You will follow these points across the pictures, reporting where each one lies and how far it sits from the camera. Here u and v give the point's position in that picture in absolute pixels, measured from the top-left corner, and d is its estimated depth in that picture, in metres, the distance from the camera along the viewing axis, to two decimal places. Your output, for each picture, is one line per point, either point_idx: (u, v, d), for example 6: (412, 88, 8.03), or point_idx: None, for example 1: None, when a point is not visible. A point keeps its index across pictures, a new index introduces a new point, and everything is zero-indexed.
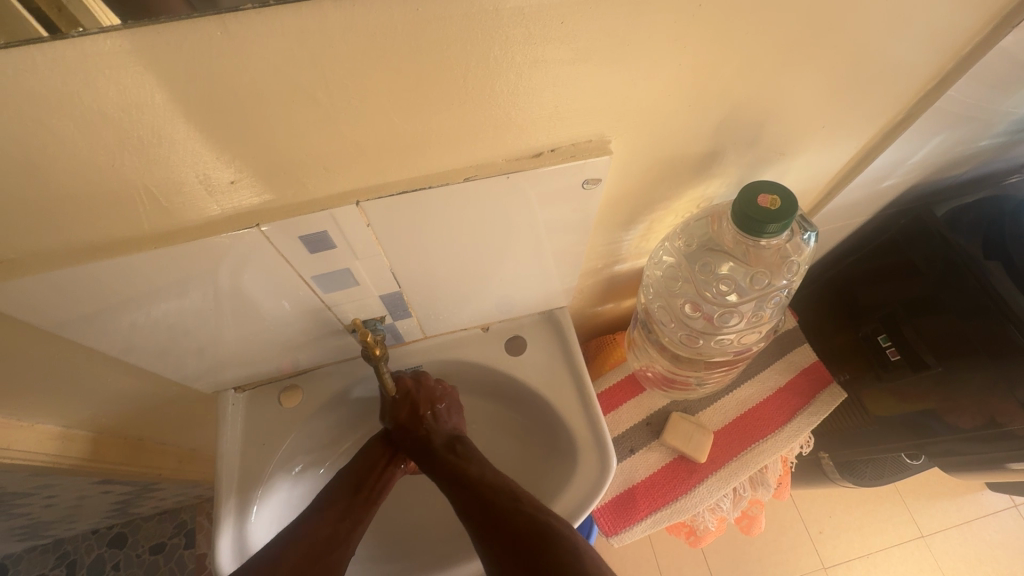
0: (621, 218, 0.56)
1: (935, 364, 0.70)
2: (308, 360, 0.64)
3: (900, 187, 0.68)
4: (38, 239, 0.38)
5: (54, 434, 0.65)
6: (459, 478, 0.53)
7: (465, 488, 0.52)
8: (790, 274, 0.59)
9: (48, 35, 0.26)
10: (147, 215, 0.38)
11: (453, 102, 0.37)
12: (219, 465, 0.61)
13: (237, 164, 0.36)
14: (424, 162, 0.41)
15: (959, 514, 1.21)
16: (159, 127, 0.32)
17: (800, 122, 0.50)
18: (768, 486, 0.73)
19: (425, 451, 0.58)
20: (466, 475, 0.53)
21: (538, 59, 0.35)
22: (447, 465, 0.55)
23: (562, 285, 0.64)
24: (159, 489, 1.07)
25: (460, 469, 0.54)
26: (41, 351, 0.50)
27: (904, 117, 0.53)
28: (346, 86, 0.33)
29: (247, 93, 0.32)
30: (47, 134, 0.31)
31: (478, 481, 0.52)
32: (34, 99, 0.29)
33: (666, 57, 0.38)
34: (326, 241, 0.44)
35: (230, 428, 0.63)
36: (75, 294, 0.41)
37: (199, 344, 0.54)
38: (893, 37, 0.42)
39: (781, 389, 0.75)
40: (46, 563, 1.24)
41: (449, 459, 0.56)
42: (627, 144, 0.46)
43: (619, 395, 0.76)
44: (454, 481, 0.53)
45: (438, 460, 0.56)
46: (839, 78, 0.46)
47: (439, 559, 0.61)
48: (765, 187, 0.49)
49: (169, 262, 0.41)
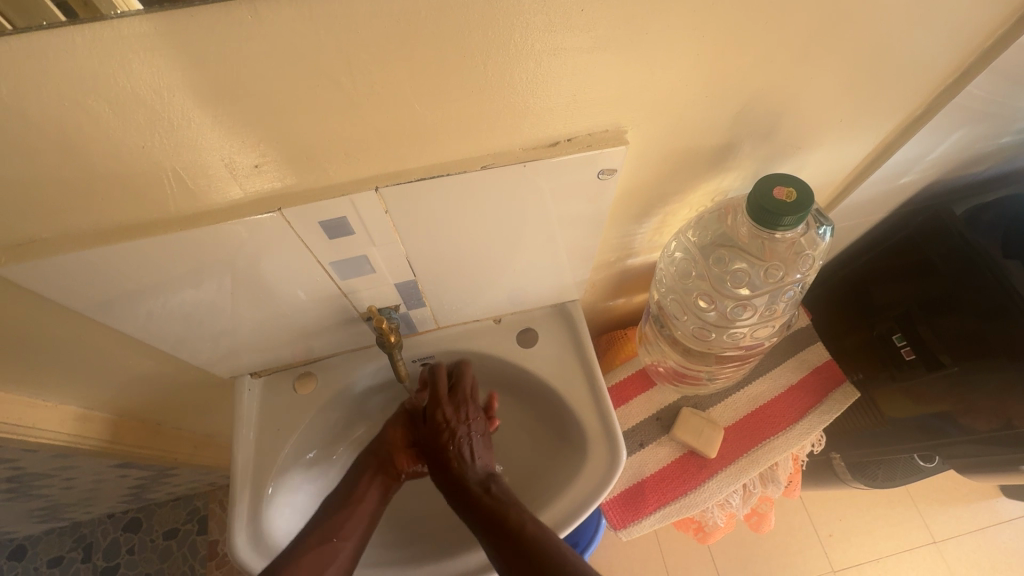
0: (635, 211, 0.57)
1: (951, 363, 0.70)
2: (323, 347, 0.65)
3: (918, 184, 0.67)
4: (69, 219, 0.39)
5: (77, 415, 0.67)
6: (497, 528, 0.53)
7: (503, 540, 0.52)
8: (804, 268, 0.59)
9: (64, 19, 0.27)
10: (173, 197, 0.39)
11: (473, 89, 0.37)
12: (235, 457, 0.62)
13: (260, 147, 0.37)
14: (442, 149, 0.41)
15: (973, 521, 1.19)
16: (189, 109, 0.33)
17: (817, 116, 0.49)
18: (778, 483, 0.72)
19: (460, 493, 0.57)
20: (501, 521, 0.53)
21: (557, 47, 0.36)
22: (483, 512, 0.54)
23: (575, 278, 0.64)
24: (173, 474, 1.09)
25: (497, 519, 0.53)
26: (68, 331, 0.52)
27: (923, 112, 0.53)
28: (370, 72, 0.34)
29: (275, 76, 0.33)
30: (82, 115, 0.32)
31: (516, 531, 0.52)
32: (71, 79, 0.30)
33: (685, 46, 0.38)
34: (345, 227, 0.45)
35: (245, 419, 0.64)
36: (101, 275, 0.43)
37: (217, 328, 0.55)
38: (913, 30, 0.42)
39: (793, 387, 0.74)
40: (64, 545, 1.27)
41: (485, 505, 0.55)
42: (643, 135, 0.46)
43: (629, 389, 0.76)
44: (492, 533, 0.53)
45: (474, 505, 0.56)
46: (858, 70, 0.45)
47: (449, 546, 0.61)
48: (779, 179, 0.49)
49: (193, 245, 0.42)
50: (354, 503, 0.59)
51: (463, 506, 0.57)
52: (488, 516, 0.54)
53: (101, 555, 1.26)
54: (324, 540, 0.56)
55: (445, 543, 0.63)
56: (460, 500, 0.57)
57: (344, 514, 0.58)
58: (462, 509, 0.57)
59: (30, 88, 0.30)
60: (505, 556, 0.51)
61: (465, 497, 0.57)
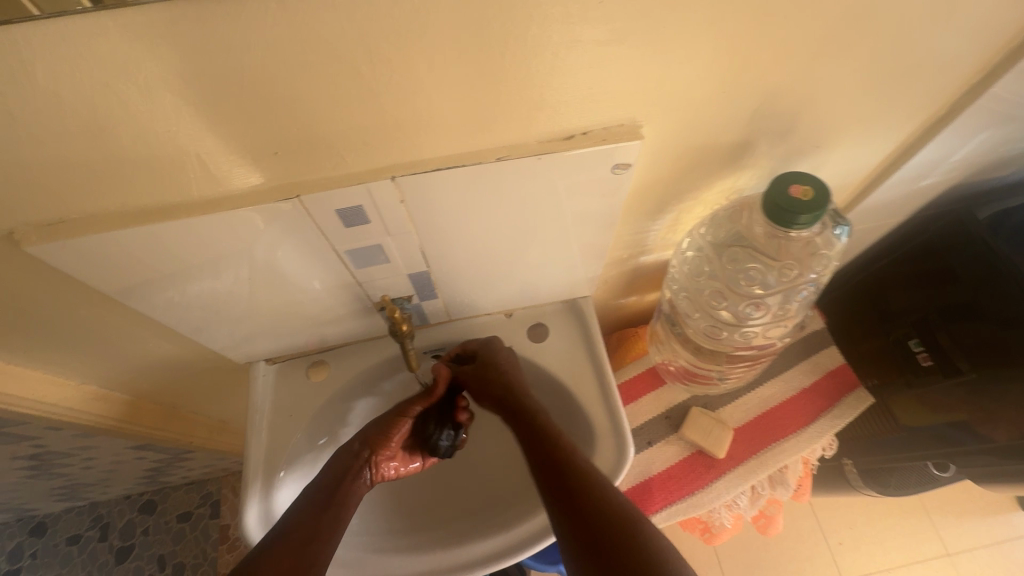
0: (649, 207, 0.57)
1: (969, 370, 0.69)
2: (336, 336, 0.66)
3: (940, 187, 0.66)
4: (97, 201, 0.40)
5: (99, 395, 0.69)
6: (558, 468, 0.51)
7: (560, 480, 0.50)
8: (819, 269, 0.58)
9: (91, 5, 0.28)
10: (196, 181, 0.40)
11: (490, 80, 0.37)
12: (247, 451, 0.63)
13: (279, 134, 0.38)
14: (458, 139, 0.42)
15: (989, 535, 1.17)
16: (212, 94, 0.34)
17: (836, 115, 0.49)
18: (787, 486, 0.72)
19: (528, 428, 0.57)
20: (563, 465, 0.51)
21: (574, 39, 0.36)
22: (546, 451, 0.53)
23: (587, 273, 0.64)
24: (188, 458, 1.11)
25: (563, 459, 0.52)
26: (91, 311, 0.53)
27: (946, 112, 0.52)
28: (390, 63, 0.35)
29: (297, 63, 0.33)
30: (113, 99, 0.33)
31: (577, 475, 0.50)
32: (103, 63, 0.31)
33: (702, 41, 0.38)
34: (361, 216, 0.45)
35: (258, 413, 0.65)
36: (126, 257, 0.44)
37: (234, 314, 0.56)
38: (937, 28, 0.42)
39: (805, 390, 0.74)
40: (83, 524, 1.30)
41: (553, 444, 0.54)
42: (658, 130, 0.46)
43: (638, 388, 0.76)
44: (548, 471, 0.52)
45: (539, 441, 0.55)
46: (879, 69, 0.45)
47: (455, 536, 0.62)
48: (796, 177, 0.48)
49: (214, 231, 0.43)
50: (330, 506, 0.55)
51: (525, 440, 0.56)
52: (551, 455, 0.53)
53: (117, 535, 1.29)
54: (299, 547, 0.51)
55: (451, 532, 0.64)
56: (525, 433, 0.56)
57: (325, 517, 0.54)
58: (525, 442, 0.56)
59: (65, 71, 0.31)
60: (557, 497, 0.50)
61: (531, 433, 0.56)
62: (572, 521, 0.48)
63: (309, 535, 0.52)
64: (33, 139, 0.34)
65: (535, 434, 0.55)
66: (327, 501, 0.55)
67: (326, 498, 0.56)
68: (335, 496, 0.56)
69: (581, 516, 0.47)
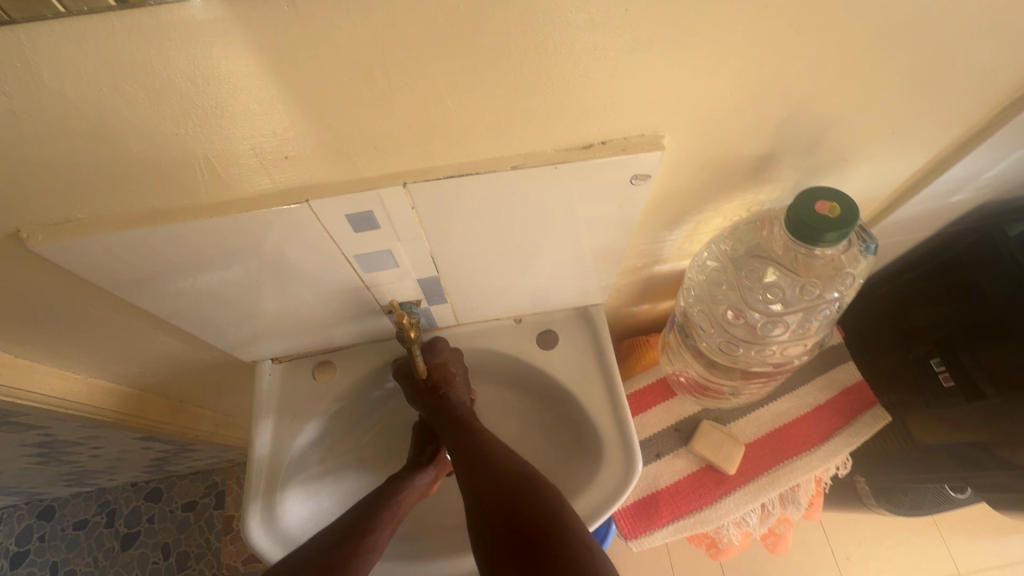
0: (665, 217, 0.55)
1: (993, 394, 0.67)
2: (343, 337, 0.65)
3: (971, 203, 0.63)
4: (102, 202, 0.39)
5: (106, 389, 0.69)
6: (485, 477, 0.49)
7: (488, 490, 0.48)
8: (843, 287, 0.56)
9: (116, 5, 0.27)
10: (205, 184, 0.39)
11: (508, 86, 0.36)
12: (249, 497, 0.60)
13: (288, 138, 0.37)
14: (472, 147, 0.41)
15: (1002, 555, 1.14)
16: (220, 98, 0.33)
17: (866, 128, 0.47)
18: (799, 504, 0.70)
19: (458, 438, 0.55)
20: (491, 473, 0.50)
21: (597, 47, 0.34)
22: (477, 463, 0.51)
23: (600, 282, 0.63)
24: (194, 449, 1.12)
25: (491, 468, 0.50)
26: (98, 308, 0.53)
27: (983, 127, 0.49)
28: (406, 69, 0.33)
29: (308, 68, 0.32)
30: (118, 99, 0.32)
31: (505, 484, 0.48)
32: (111, 65, 0.30)
33: (731, 51, 0.37)
34: (371, 221, 0.44)
35: (258, 454, 0.62)
36: (134, 256, 0.43)
37: (240, 314, 0.55)
38: (980, 40, 0.40)
39: (820, 406, 0.72)
40: (90, 509, 1.32)
41: (481, 454, 0.52)
42: (681, 141, 0.44)
43: (648, 399, 0.74)
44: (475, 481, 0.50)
45: (468, 451, 0.53)
46: (915, 82, 0.43)
47: (458, 544, 0.62)
48: (820, 192, 0.47)
49: (223, 232, 0.42)
50: (387, 521, 0.56)
51: (456, 451, 0.54)
52: (479, 465, 0.51)
53: (123, 521, 1.31)
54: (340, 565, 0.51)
55: (454, 540, 0.63)
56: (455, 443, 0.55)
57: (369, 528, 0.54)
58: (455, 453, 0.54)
59: (68, 71, 0.30)
60: (481, 510, 0.47)
61: (462, 444, 0.54)
62: (497, 536, 0.45)
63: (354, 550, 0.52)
64: (37, 139, 0.33)
65: (466, 445, 0.54)
66: (376, 519, 0.55)
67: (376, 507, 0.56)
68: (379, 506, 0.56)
69: (508, 526, 0.45)
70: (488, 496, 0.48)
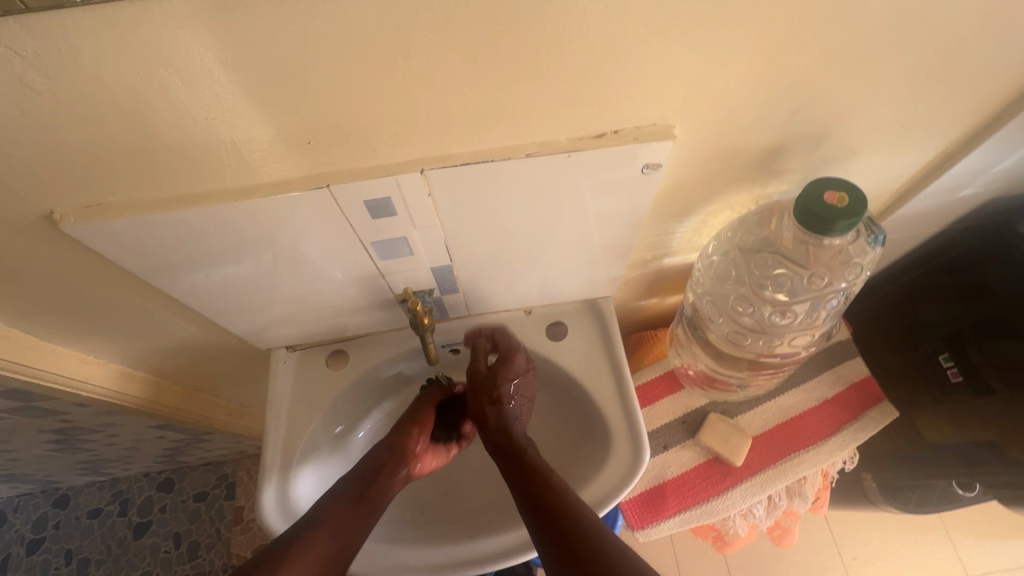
0: (675, 208, 0.56)
1: (1002, 390, 0.67)
2: (356, 326, 0.66)
3: (982, 198, 0.64)
4: (132, 185, 0.41)
5: (125, 373, 0.71)
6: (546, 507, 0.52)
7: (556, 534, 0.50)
8: (850, 277, 0.57)
9: None
10: (230, 168, 0.41)
11: (524, 74, 0.37)
12: (264, 473, 0.62)
13: (312, 123, 0.38)
14: (487, 134, 0.42)
15: (1012, 559, 1.13)
16: (246, 82, 0.34)
17: (875, 121, 0.48)
18: (805, 498, 0.71)
19: (521, 476, 0.56)
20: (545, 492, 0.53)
21: (611, 37, 0.36)
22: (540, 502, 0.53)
23: (609, 273, 0.63)
24: (207, 440, 1.14)
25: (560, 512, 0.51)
26: (122, 292, 0.54)
27: (992, 120, 0.50)
28: (425, 56, 0.34)
29: (332, 55, 0.33)
30: (153, 84, 0.33)
31: (572, 528, 0.50)
32: (148, 50, 0.31)
33: (742, 42, 0.38)
34: (388, 208, 0.45)
35: (274, 434, 0.64)
36: (162, 240, 0.45)
37: (258, 300, 0.56)
38: (989, 33, 0.40)
39: (827, 401, 0.72)
40: (104, 498, 1.34)
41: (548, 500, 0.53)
42: (691, 131, 0.45)
43: (655, 391, 0.75)
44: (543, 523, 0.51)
45: (533, 493, 0.54)
46: (924, 75, 0.43)
47: (468, 530, 0.63)
48: (830, 183, 0.47)
49: (244, 217, 0.44)
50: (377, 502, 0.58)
51: (521, 485, 0.56)
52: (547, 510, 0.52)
53: (136, 511, 1.33)
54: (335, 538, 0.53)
55: (464, 527, 0.64)
56: (520, 482, 0.56)
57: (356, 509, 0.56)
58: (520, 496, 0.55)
59: (108, 55, 0.31)
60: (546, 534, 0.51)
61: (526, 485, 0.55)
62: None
63: (348, 524, 0.54)
64: (73, 122, 0.35)
65: (530, 477, 0.56)
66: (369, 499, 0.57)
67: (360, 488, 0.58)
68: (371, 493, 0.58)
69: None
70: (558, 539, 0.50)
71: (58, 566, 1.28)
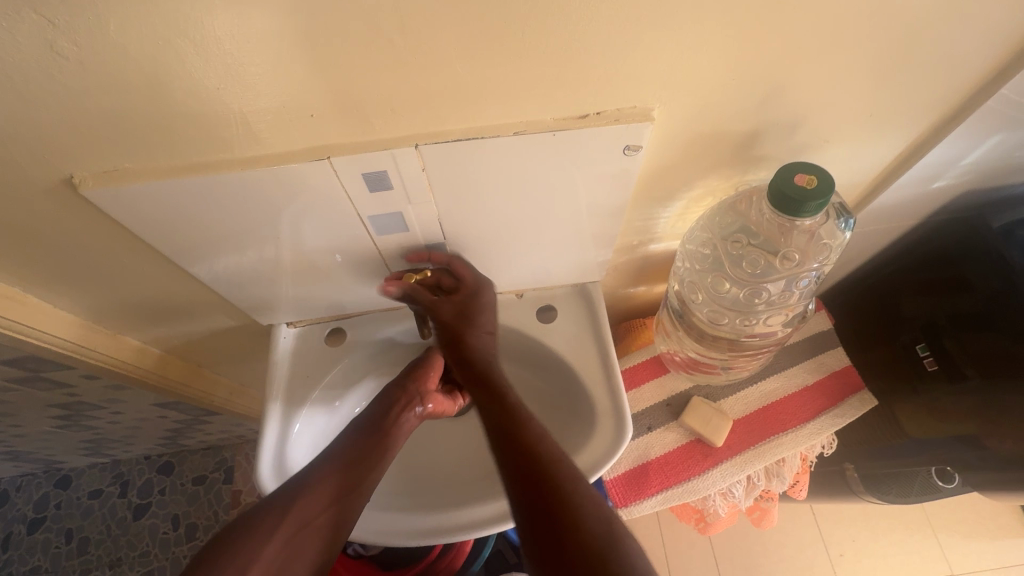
0: (657, 193, 0.59)
1: (973, 376, 0.70)
2: (354, 304, 0.69)
3: (956, 191, 0.66)
4: (148, 152, 0.44)
5: (131, 344, 0.74)
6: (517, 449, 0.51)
7: (527, 472, 0.49)
8: (821, 260, 0.60)
9: None
10: (239, 138, 0.44)
11: (511, 53, 0.40)
12: (262, 446, 0.64)
13: (314, 96, 0.41)
14: (478, 112, 0.45)
15: (996, 558, 1.15)
16: (255, 54, 0.37)
17: (845, 110, 0.51)
18: (783, 479, 0.73)
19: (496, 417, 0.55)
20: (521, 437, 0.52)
21: (593, 19, 0.38)
22: (513, 440, 0.52)
23: (598, 257, 0.66)
24: (208, 422, 1.17)
25: (542, 472, 0.49)
26: (132, 260, 0.57)
27: (957, 112, 0.53)
28: (420, 33, 0.37)
29: (333, 29, 0.36)
30: (171, 54, 0.36)
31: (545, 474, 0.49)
32: (169, 20, 0.34)
33: (714, 28, 0.40)
34: (385, 181, 0.48)
35: (272, 409, 0.67)
36: (174, 207, 0.48)
37: (261, 272, 0.59)
38: (948, 25, 0.43)
39: (807, 387, 0.74)
40: (105, 479, 1.37)
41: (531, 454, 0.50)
42: (670, 115, 0.48)
43: (642, 374, 0.78)
44: (514, 462, 0.50)
45: (509, 439, 0.52)
46: (889, 66, 0.46)
47: (456, 501, 0.65)
48: (802, 167, 0.50)
49: (251, 186, 0.47)
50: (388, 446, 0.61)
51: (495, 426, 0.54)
52: (529, 466, 0.49)
53: (135, 492, 1.36)
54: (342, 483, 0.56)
55: (453, 498, 0.67)
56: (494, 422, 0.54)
57: (369, 453, 0.60)
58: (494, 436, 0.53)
59: (131, 25, 0.34)
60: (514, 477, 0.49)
61: (502, 424, 0.54)
62: (534, 527, 0.46)
63: (356, 470, 0.58)
64: (97, 88, 0.38)
65: (506, 420, 0.54)
66: (377, 442, 0.61)
67: (373, 431, 0.62)
68: (391, 426, 0.63)
69: (544, 521, 0.46)
70: (530, 486, 0.48)
71: (58, 544, 1.31)
